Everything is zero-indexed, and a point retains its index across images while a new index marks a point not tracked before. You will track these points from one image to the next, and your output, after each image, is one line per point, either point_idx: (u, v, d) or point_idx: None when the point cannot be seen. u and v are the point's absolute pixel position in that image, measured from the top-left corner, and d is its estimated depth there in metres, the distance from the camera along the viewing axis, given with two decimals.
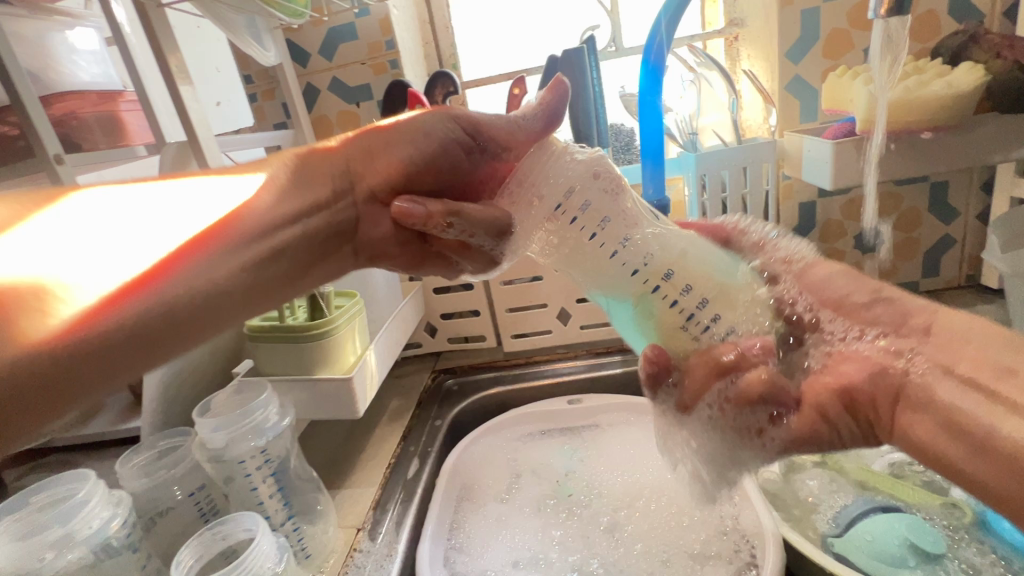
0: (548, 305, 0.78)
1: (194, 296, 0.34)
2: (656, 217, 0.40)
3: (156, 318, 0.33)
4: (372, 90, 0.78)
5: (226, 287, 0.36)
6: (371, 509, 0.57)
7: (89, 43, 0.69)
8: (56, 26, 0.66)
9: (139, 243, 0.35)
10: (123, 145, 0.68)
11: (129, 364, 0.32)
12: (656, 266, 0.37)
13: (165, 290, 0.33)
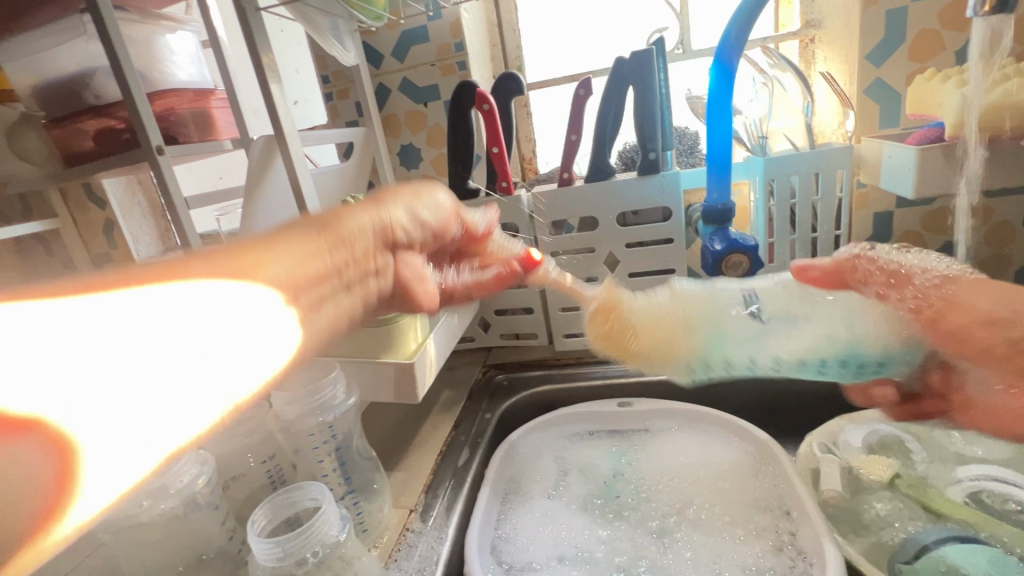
0: None
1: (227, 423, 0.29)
2: (755, 318, 0.49)
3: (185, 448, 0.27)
4: (439, 90, 0.81)
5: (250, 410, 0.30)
6: (423, 493, 0.59)
7: (186, 46, 0.79)
8: (161, 31, 0.75)
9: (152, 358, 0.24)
10: (213, 139, 0.78)
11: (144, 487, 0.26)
12: (767, 360, 0.49)
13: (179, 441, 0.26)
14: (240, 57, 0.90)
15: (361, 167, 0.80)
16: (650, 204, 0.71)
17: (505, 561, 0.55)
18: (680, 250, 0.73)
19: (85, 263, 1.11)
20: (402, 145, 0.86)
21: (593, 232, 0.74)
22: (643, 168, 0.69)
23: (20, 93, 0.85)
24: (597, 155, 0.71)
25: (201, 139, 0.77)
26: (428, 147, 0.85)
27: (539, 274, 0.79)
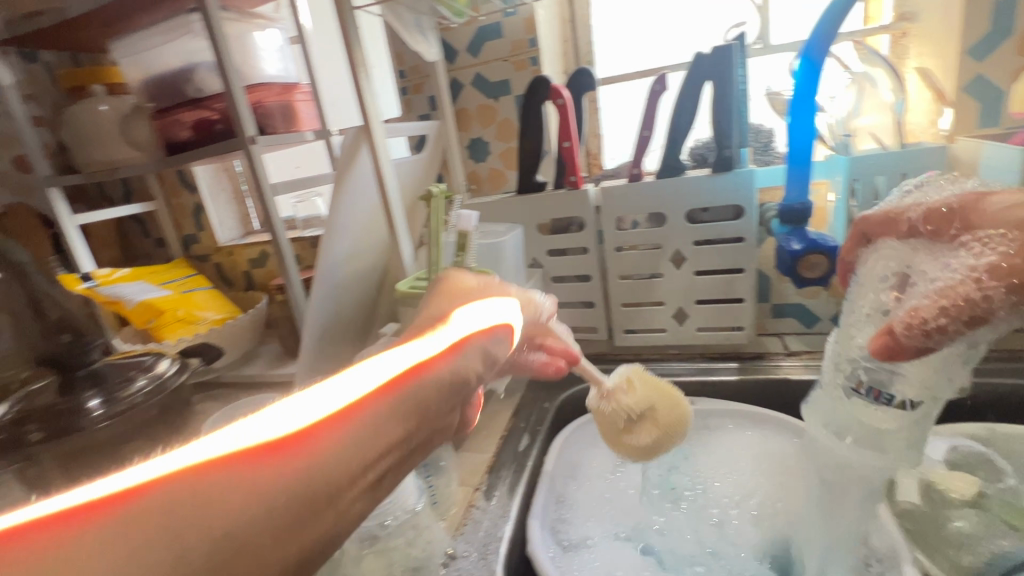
0: (664, 303, 0.78)
1: (344, 479, 0.29)
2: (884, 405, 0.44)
3: (305, 500, 0.27)
4: (511, 85, 0.83)
5: (364, 461, 0.30)
6: (486, 474, 0.62)
7: (275, 43, 0.86)
8: (252, 28, 0.82)
9: (265, 426, 0.29)
10: (295, 130, 0.85)
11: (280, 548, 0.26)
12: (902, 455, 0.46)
13: (299, 486, 0.27)
14: (323, 54, 0.96)
15: (432, 160, 0.83)
16: (721, 202, 0.70)
17: (562, 539, 0.57)
18: (751, 249, 0.71)
19: (176, 244, 1.22)
20: (471, 138, 0.88)
21: (660, 229, 0.74)
22: (717, 165, 0.69)
23: (131, 86, 0.94)
24: (669, 152, 0.71)
25: (285, 129, 0.83)
26: (497, 141, 0.87)
27: (602, 269, 0.80)
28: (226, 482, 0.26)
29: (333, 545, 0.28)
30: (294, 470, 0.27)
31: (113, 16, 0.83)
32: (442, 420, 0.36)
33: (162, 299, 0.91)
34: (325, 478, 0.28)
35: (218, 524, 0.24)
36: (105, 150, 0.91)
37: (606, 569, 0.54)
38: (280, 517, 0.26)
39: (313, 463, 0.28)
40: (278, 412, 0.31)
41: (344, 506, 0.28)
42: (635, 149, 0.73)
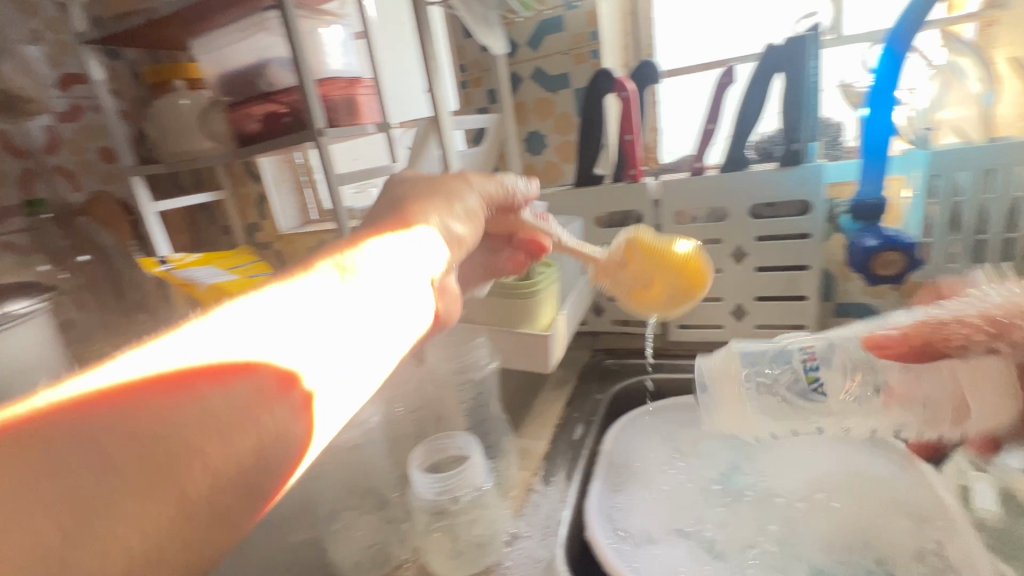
0: (723, 299, 0.77)
1: (260, 395, 0.28)
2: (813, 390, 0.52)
3: (215, 418, 0.26)
4: (570, 78, 0.84)
5: (281, 376, 0.29)
6: (543, 460, 0.63)
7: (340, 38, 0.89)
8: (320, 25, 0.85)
9: (166, 355, 0.27)
10: (358, 123, 0.88)
11: (193, 467, 0.25)
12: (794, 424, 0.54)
13: (208, 407, 0.26)
14: (386, 49, 0.98)
15: (490, 153, 0.84)
16: (787, 196, 0.69)
17: (625, 533, 0.57)
18: (818, 246, 0.69)
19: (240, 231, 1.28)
20: (528, 131, 0.90)
21: (721, 223, 0.73)
22: (784, 159, 0.68)
23: (208, 81, 0.99)
24: (734, 146, 0.70)
25: (348, 121, 0.87)
26: (553, 134, 0.88)
27: None
28: (144, 408, 0.25)
29: (265, 459, 0.28)
30: (205, 393, 0.26)
31: (195, 15, 0.89)
32: (379, 336, 0.35)
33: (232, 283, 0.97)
34: (237, 397, 0.27)
35: (112, 451, 0.23)
36: (183, 141, 0.97)
37: (669, 563, 0.54)
38: (188, 435, 0.25)
39: (222, 383, 0.27)
40: (182, 339, 0.29)
41: (267, 423, 0.28)
42: (698, 142, 0.72)
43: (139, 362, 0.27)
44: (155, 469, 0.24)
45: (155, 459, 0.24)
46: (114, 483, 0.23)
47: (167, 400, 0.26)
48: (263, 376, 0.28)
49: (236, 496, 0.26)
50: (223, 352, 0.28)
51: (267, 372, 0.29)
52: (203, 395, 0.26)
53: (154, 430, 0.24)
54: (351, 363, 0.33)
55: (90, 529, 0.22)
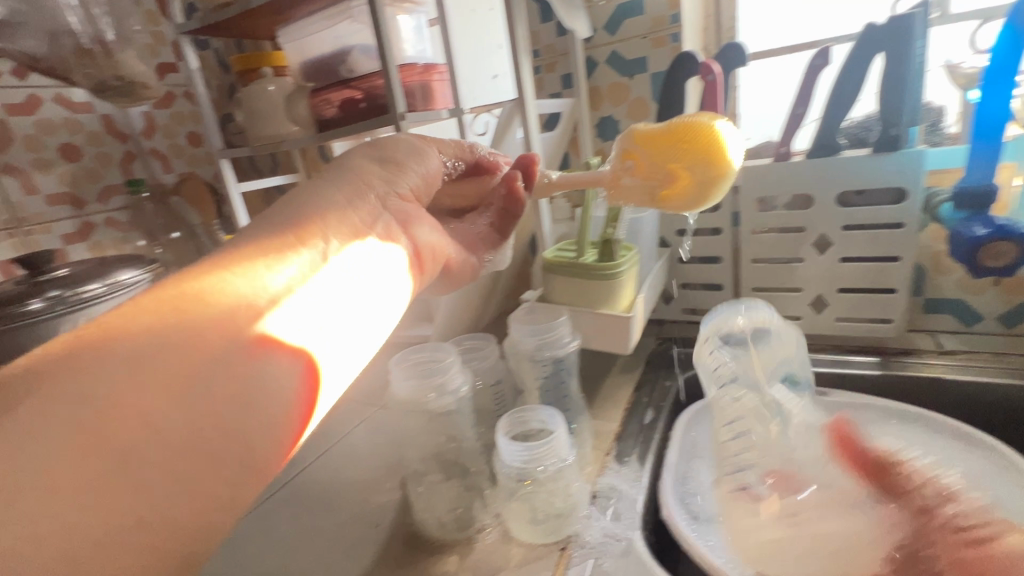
0: (803, 290, 0.75)
1: (200, 360, 0.33)
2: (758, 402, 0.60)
3: (159, 380, 0.31)
4: (647, 63, 0.83)
5: (222, 342, 0.34)
6: (615, 441, 0.64)
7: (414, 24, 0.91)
8: (398, 12, 0.88)
9: (114, 335, 0.32)
10: (432, 107, 0.91)
11: (146, 420, 0.30)
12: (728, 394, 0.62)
13: (150, 374, 0.31)
14: (461, 35, 1.00)
15: (564, 138, 0.85)
16: (880, 184, 0.66)
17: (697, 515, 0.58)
18: (912, 236, 0.66)
19: None
20: (600, 117, 0.89)
21: (805, 211, 0.71)
22: (880, 144, 0.65)
23: (292, 68, 1.04)
24: (824, 130, 0.68)
25: (423, 107, 0.90)
26: (627, 119, 0.87)
27: (733, 251, 0.78)
28: (89, 383, 0.30)
29: (218, 411, 0.32)
30: (149, 361, 0.31)
31: (283, 5, 0.93)
32: (328, 302, 0.40)
33: None
34: (181, 362, 0.32)
35: (66, 417, 0.28)
36: (271, 126, 1.03)
37: None
38: (138, 398, 0.30)
39: (164, 351, 0.32)
40: (127, 318, 0.34)
41: (212, 381, 0.32)
42: (784, 127, 0.70)
43: (87, 344, 0.32)
44: (106, 430, 0.28)
45: (111, 418, 0.29)
46: (71, 440, 0.28)
47: (97, 379, 0.30)
48: (205, 343, 0.33)
49: (194, 449, 0.31)
50: (164, 326, 0.33)
51: (209, 338, 0.34)
52: (142, 364, 0.31)
53: (103, 399, 0.29)
54: (293, 324, 0.38)
55: (59, 481, 0.27)
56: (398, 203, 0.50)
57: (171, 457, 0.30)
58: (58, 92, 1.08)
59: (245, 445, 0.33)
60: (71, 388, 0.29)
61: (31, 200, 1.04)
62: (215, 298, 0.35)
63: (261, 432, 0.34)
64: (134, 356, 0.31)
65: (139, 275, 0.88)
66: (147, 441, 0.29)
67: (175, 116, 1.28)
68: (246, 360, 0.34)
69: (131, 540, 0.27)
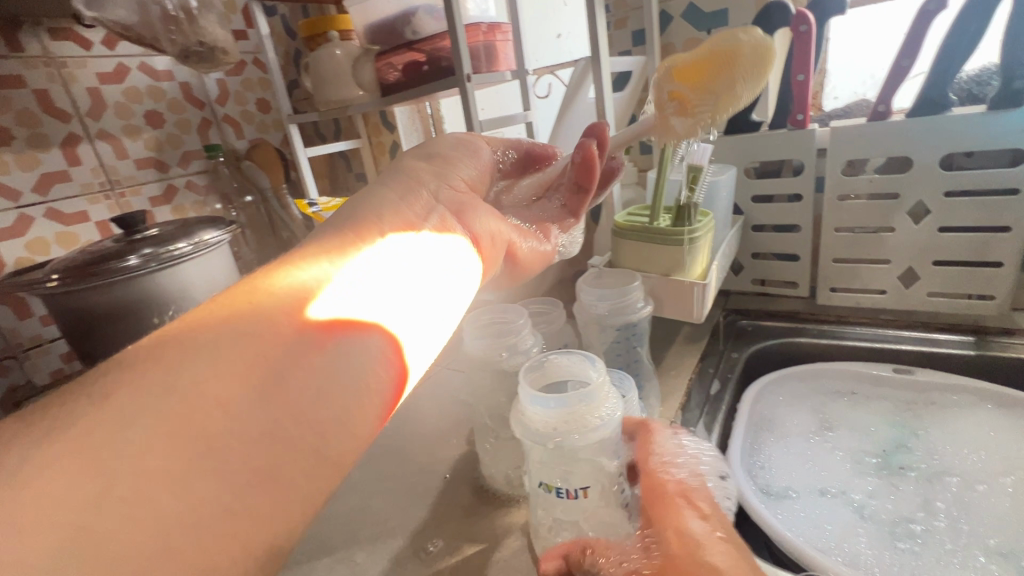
0: (891, 262, 0.70)
1: (269, 356, 0.32)
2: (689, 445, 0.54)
3: (232, 372, 0.31)
4: (729, 16, 0.77)
5: (288, 339, 0.33)
6: (681, 410, 0.63)
7: None
8: None
9: (183, 334, 0.32)
10: (497, 69, 0.90)
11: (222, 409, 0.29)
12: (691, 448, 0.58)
13: (219, 371, 0.30)
14: None
15: (632, 98, 0.82)
16: (995, 145, 0.59)
17: (766, 489, 0.61)
18: None
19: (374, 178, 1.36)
20: None
21: (900, 176, 0.65)
22: (999, 100, 0.58)
23: (357, 31, 1.05)
24: (932, 85, 0.61)
25: (487, 68, 0.88)
26: None
27: (814, 219, 0.74)
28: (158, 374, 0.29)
29: (292, 403, 0.32)
30: (216, 359, 0.31)
31: None
32: (390, 290, 0.39)
33: None
34: (249, 359, 0.31)
35: (145, 406, 0.28)
36: (337, 90, 1.05)
37: (814, 518, 0.57)
38: (214, 388, 0.30)
39: (234, 348, 0.31)
40: (195, 319, 0.34)
41: (281, 376, 0.32)
42: (883, 82, 0.65)
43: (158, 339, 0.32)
44: (184, 421, 0.28)
45: (191, 407, 0.29)
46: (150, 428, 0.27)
47: (172, 368, 0.30)
48: (273, 339, 0.33)
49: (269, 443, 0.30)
50: (232, 325, 0.33)
51: (277, 335, 0.33)
52: (210, 360, 0.31)
53: (177, 392, 0.29)
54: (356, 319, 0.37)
55: (147, 465, 0.26)
56: (451, 194, 0.51)
57: (246, 447, 0.29)
58: (142, 59, 1.14)
59: (319, 436, 0.32)
60: (145, 374, 0.29)
61: (122, 163, 1.12)
62: (277, 294, 0.35)
63: (337, 427, 0.33)
64: (207, 345, 0.31)
65: (221, 235, 0.93)
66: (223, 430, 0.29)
67: (246, 82, 1.32)
68: (316, 351, 0.34)
69: (219, 524, 0.27)
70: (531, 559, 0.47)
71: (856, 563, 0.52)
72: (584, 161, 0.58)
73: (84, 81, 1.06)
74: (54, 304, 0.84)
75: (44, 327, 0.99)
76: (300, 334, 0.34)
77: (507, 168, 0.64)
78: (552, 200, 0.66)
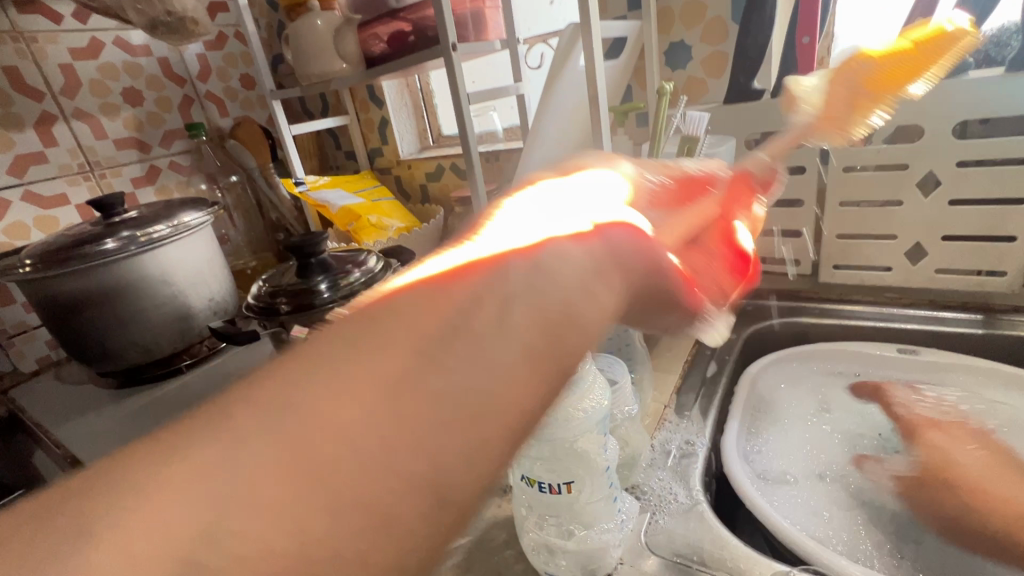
0: (897, 238, 0.67)
1: (439, 339, 0.28)
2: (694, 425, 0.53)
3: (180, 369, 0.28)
4: None
5: (461, 324, 0.29)
6: (675, 394, 0.61)
7: None
8: None
9: (350, 335, 0.29)
10: (485, 39, 0.85)
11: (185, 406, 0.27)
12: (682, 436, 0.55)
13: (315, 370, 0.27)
14: None
15: (627, 67, 0.78)
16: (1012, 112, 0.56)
17: (764, 475, 0.58)
18: None
19: (363, 156, 1.31)
20: (671, 42, 0.80)
21: (910, 146, 0.62)
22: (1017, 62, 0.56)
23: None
24: None
25: (475, 38, 0.84)
26: (701, 44, 0.78)
27: (817, 193, 0.70)
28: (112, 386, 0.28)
29: (467, 395, 0.27)
30: (362, 356, 0.27)
31: None
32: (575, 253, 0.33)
33: (358, 206, 1.10)
34: (418, 352, 0.28)
35: None
36: (320, 63, 0.99)
37: (808, 505, 0.56)
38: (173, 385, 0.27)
39: (409, 338, 0.28)
40: (361, 316, 0.30)
41: (458, 363, 0.28)
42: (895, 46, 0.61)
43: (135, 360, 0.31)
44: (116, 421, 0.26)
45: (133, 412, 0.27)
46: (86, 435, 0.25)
47: (369, 350, 0.28)
48: (439, 326, 0.29)
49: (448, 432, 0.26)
50: (400, 320, 0.29)
51: (444, 322, 0.29)
52: (367, 356, 0.27)
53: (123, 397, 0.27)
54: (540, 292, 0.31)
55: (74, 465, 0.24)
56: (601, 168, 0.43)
57: (440, 429, 0.26)
58: (117, 34, 1.09)
59: (463, 439, 0.26)
60: (320, 374, 0.27)
61: (100, 144, 1.08)
62: (443, 280, 0.31)
63: (512, 405, 0.28)
64: (399, 316, 0.29)
65: (203, 216, 0.90)
66: (408, 413, 0.26)
67: (228, 57, 1.27)
68: (505, 293, 0.31)
69: None
70: (515, 550, 0.46)
71: (851, 555, 0.50)
72: (743, 204, 0.48)
73: (56, 57, 1.02)
74: (32, 291, 0.82)
75: (28, 314, 0.99)
76: (473, 318, 0.29)
77: (653, 194, 0.45)
78: (700, 247, 0.45)
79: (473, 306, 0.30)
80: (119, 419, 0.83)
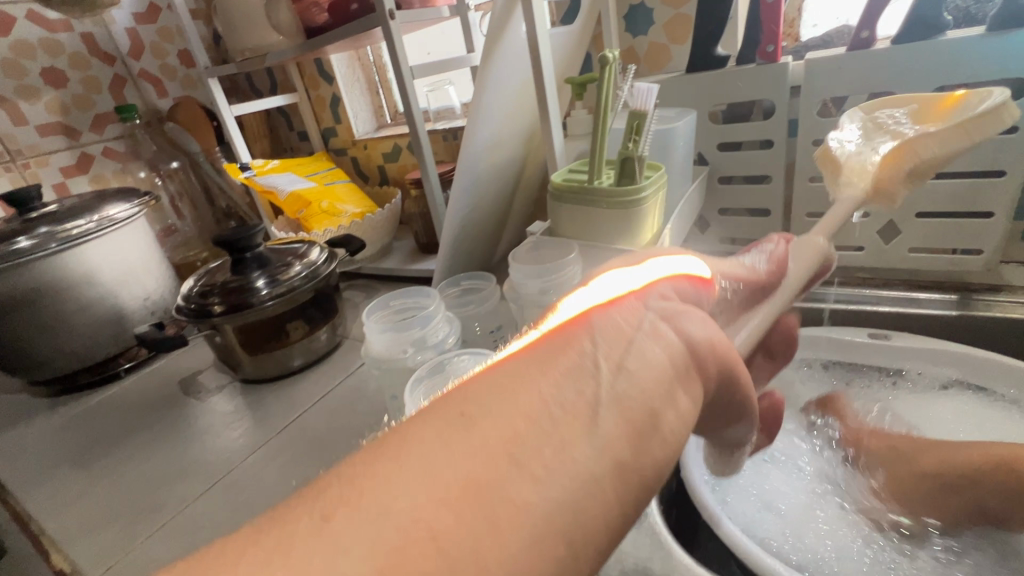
0: (870, 215, 0.62)
1: (543, 470, 0.23)
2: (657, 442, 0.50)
3: None
4: None
5: (566, 459, 0.23)
6: None
7: None
8: None
9: (425, 464, 0.22)
10: (430, 5, 0.77)
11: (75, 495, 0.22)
12: None
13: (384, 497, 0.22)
14: None
15: (584, 33, 0.71)
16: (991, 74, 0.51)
17: None
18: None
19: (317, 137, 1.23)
20: (630, 5, 0.73)
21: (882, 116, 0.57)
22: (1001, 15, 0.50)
23: None
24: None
25: (420, 4, 0.76)
26: (662, 7, 0.71)
27: (787, 168, 0.65)
28: None
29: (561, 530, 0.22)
30: (456, 488, 0.22)
31: None
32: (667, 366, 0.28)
33: (309, 190, 1.03)
34: (518, 492, 0.22)
35: None
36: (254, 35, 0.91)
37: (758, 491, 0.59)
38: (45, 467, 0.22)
39: (505, 475, 0.22)
40: (433, 440, 0.23)
41: (558, 498, 0.22)
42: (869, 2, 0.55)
43: None
44: None
45: None
46: None
47: (460, 447, 0.23)
48: (534, 464, 0.23)
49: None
50: (487, 448, 0.23)
51: (540, 454, 0.23)
52: (451, 496, 0.21)
53: None
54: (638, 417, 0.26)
55: None
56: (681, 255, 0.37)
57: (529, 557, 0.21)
58: (29, 7, 0.98)
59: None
60: (399, 472, 0.22)
61: (21, 131, 0.99)
62: (530, 396, 0.25)
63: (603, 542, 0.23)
64: (487, 409, 0.24)
65: (132, 208, 0.82)
66: (472, 522, 0.21)
67: (162, 31, 1.16)
68: (601, 418, 0.25)
69: None
70: None
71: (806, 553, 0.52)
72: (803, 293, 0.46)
73: None
74: None
75: None
76: (573, 441, 0.24)
77: (732, 302, 0.40)
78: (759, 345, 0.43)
79: (572, 428, 0.24)
80: (48, 432, 0.77)
